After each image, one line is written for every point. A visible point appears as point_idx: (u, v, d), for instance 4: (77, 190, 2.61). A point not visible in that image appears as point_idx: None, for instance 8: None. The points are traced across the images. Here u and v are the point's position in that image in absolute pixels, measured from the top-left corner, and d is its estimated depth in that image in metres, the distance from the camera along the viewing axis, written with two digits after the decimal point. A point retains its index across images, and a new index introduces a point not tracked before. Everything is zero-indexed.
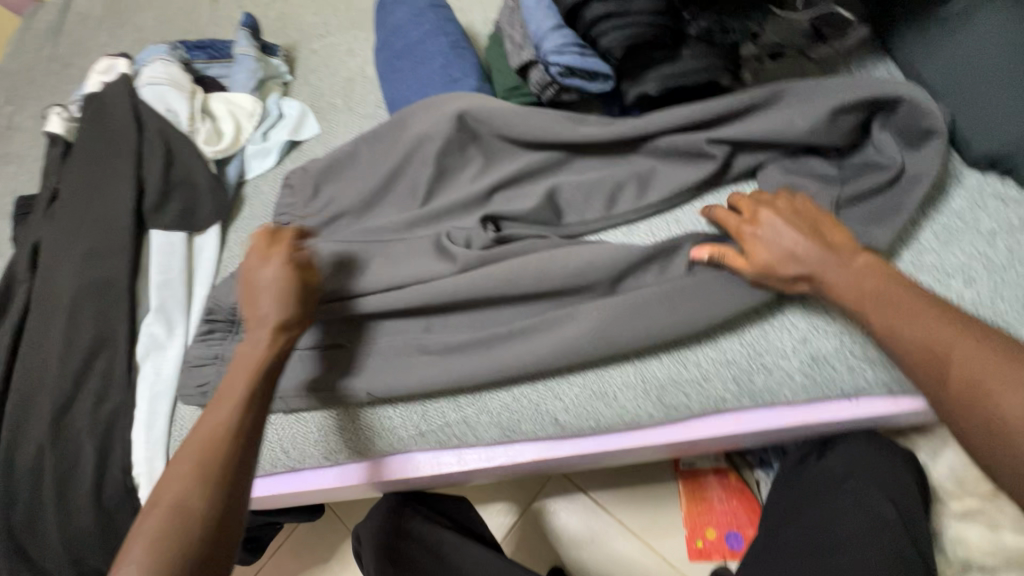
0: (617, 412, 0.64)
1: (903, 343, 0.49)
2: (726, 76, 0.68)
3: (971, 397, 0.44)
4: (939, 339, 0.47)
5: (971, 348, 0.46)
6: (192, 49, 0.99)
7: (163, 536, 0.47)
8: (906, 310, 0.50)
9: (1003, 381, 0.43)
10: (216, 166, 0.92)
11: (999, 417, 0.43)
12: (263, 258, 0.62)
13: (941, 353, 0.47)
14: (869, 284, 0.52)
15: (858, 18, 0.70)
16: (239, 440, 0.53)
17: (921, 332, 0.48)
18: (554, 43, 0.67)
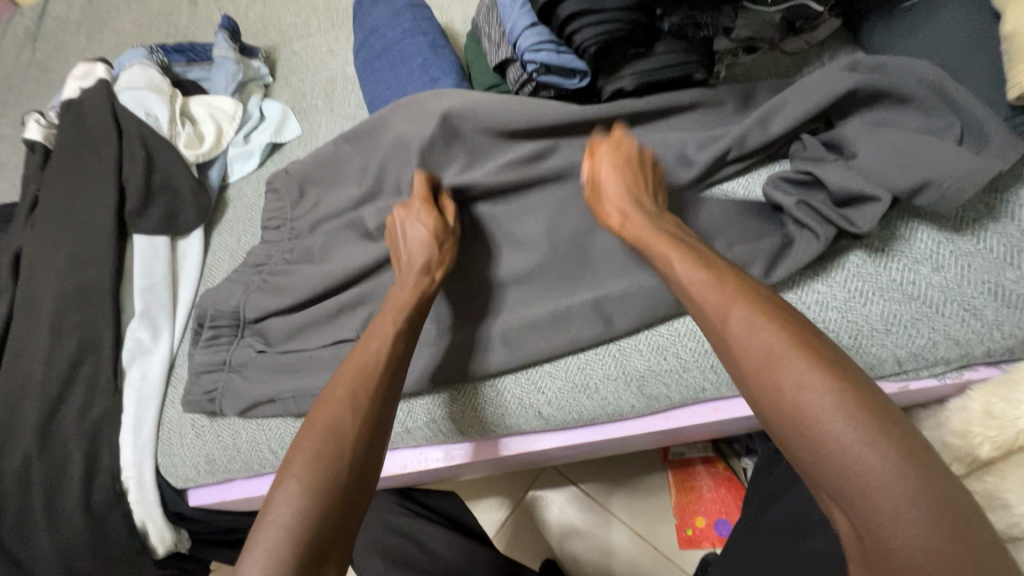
0: (599, 404, 0.65)
1: (751, 365, 0.44)
2: (699, 70, 0.69)
3: (807, 440, 0.40)
4: (782, 362, 0.43)
5: (820, 381, 0.41)
6: (171, 52, 0.98)
7: (324, 457, 0.49)
8: (743, 329, 0.46)
9: (851, 422, 0.39)
10: (198, 170, 0.92)
11: (845, 459, 0.38)
12: (406, 217, 0.69)
13: (784, 387, 0.42)
14: (710, 292, 0.49)
15: (831, 9, 0.69)
16: (371, 372, 0.56)
17: (764, 349, 0.44)
18: (531, 39, 0.68)
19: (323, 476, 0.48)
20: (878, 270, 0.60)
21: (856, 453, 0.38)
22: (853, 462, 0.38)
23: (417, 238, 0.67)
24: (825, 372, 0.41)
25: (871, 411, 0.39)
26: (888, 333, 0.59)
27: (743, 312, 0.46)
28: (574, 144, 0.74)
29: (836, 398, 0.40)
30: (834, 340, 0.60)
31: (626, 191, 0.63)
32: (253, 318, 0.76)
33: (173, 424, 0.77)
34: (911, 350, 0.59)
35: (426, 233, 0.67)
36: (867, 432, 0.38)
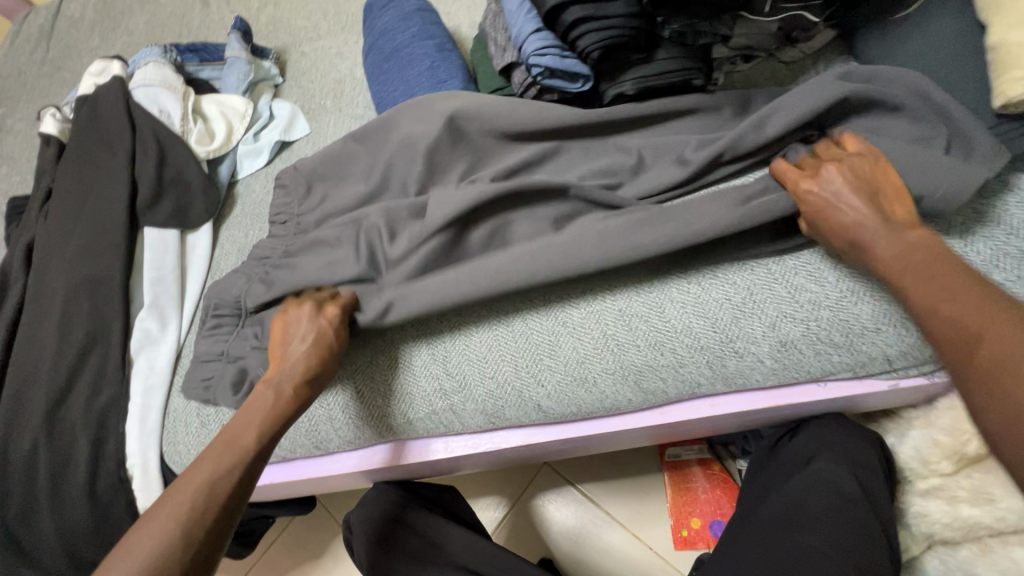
0: (597, 397, 0.67)
1: (947, 313, 0.48)
2: (698, 75, 0.72)
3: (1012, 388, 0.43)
4: (977, 322, 0.46)
5: (1012, 321, 0.45)
6: (185, 52, 1.00)
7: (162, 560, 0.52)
8: (927, 283, 0.50)
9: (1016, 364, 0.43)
10: (208, 165, 0.94)
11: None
12: (293, 338, 0.66)
13: (975, 327, 0.46)
14: (908, 256, 0.52)
15: (827, 20, 0.72)
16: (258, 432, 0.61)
17: (952, 314, 0.48)
18: (535, 45, 0.70)
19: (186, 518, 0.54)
20: None
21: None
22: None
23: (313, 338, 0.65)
24: (1007, 318, 0.45)
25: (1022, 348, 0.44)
26: (878, 331, 0.61)
27: (923, 272, 0.51)
28: (576, 145, 0.76)
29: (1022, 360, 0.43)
30: (826, 338, 0.62)
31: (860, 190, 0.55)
32: (253, 307, 0.75)
33: (177, 413, 0.78)
34: (899, 348, 0.60)
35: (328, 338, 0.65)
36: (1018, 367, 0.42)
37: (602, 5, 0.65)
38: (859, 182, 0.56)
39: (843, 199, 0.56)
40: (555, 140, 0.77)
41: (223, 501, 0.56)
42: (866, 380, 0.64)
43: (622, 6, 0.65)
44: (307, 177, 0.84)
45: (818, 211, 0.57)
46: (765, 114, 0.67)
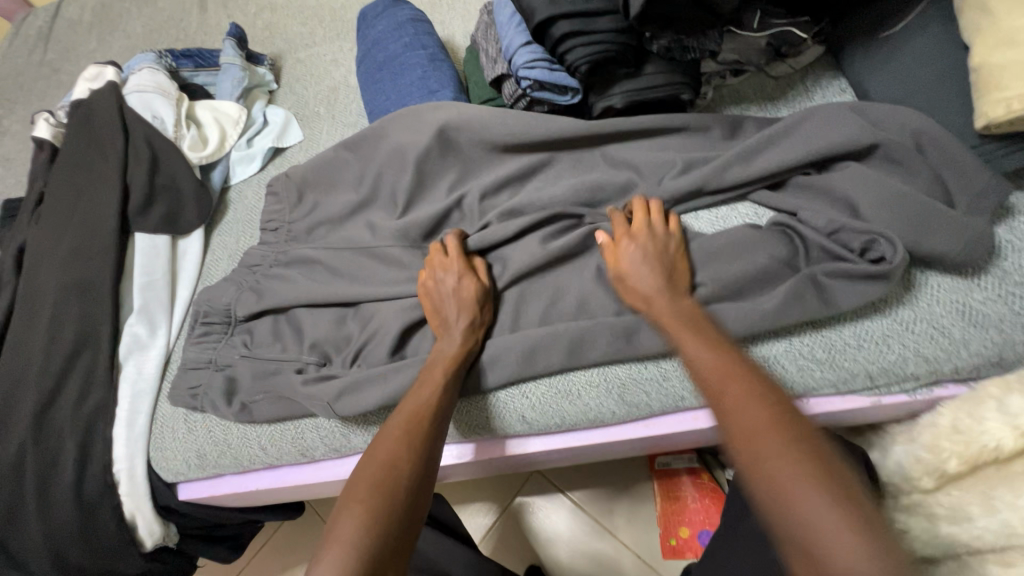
0: (581, 409, 0.67)
1: (728, 426, 0.47)
2: (684, 91, 0.72)
3: (780, 509, 0.42)
4: (753, 431, 0.46)
5: (810, 428, 0.46)
6: (179, 57, 1.01)
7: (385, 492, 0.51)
8: (734, 400, 0.49)
9: (813, 480, 0.42)
10: (201, 171, 0.94)
11: (813, 528, 0.40)
12: (449, 320, 0.66)
13: (744, 432, 0.46)
14: (702, 350, 0.54)
15: (815, 36, 0.73)
16: (441, 412, 0.59)
17: (748, 418, 0.47)
18: (525, 58, 0.71)
19: (385, 529, 0.48)
20: None
21: (817, 511, 0.40)
22: (818, 528, 0.39)
23: (455, 293, 0.67)
24: (771, 431, 0.45)
25: (829, 463, 0.43)
26: (860, 348, 0.61)
27: (742, 381, 0.50)
28: (565, 158, 0.77)
29: (812, 484, 0.41)
30: (808, 353, 0.62)
31: (659, 273, 0.62)
32: (244, 316, 0.78)
33: (165, 418, 0.79)
34: (881, 366, 0.61)
35: (466, 296, 0.67)
36: (836, 499, 0.40)
37: (590, 20, 0.65)
38: (653, 267, 0.63)
39: (640, 276, 0.63)
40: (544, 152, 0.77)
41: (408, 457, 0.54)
42: (848, 397, 0.64)
43: (611, 22, 0.66)
44: (298, 185, 0.84)
45: (623, 279, 0.64)
46: (757, 141, 0.69)
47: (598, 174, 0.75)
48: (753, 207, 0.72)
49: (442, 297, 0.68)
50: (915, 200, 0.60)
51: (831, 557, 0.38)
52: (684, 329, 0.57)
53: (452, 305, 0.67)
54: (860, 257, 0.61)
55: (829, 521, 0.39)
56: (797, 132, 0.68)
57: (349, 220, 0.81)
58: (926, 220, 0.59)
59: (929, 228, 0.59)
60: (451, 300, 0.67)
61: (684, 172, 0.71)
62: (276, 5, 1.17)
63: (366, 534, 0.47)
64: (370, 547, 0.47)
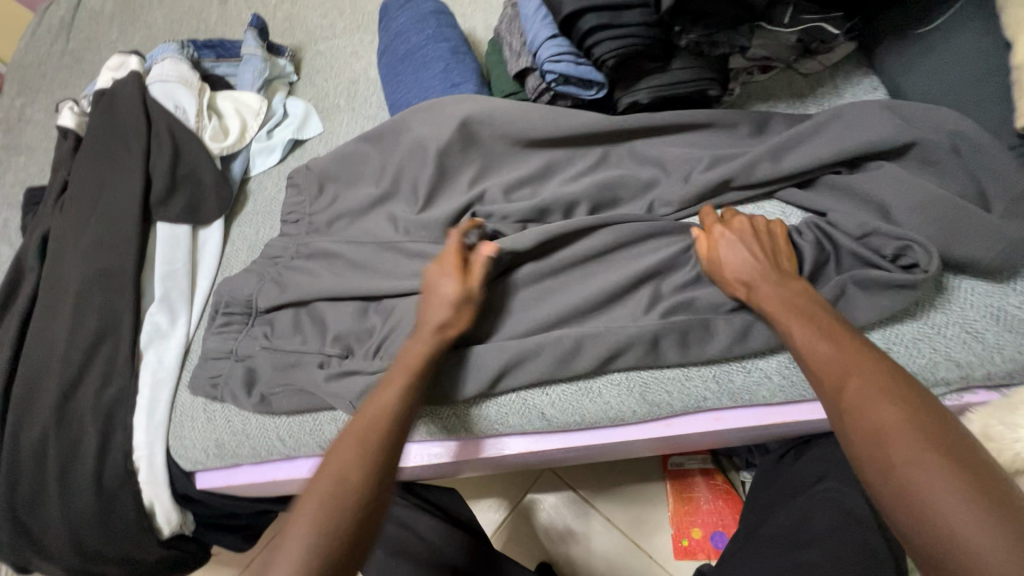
0: (601, 407, 0.66)
1: (856, 423, 0.45)
2: (712, 86, 0.71)
3: (912, 503, 0.40)
4: (887, 430, 0.43)
5: (942, 421, 0.43)
6: (201, 48, 1.00)
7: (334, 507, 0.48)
8: (862, 398, 0.45)
9: (959, 481, 0.39)
10: (221, 162, 0.95)
11: (954, 527, 0.38)
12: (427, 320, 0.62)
13: (881, 429, 0.43)
14: (823, 344, 0.51)
15: (847, 33, 0.71)
16: (404, 398, 0.56)
17: (879, 415, 0.44)
18: (551, 51, 0.70)
19: (336, 534, 0.47)
20: None
21: (960, 513, 0.38)
22: (956, 525, 0.38)
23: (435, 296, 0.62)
24: (911, 431, 0.42)
25: (970, 460, 0.40)
26: (889, 351, 0.60)
27: (861, 374, 0.47)
28: (589, 153, 0.76)
29: (951, 481, 0.39)
30: None
31: (754, 256, 0.61)
32: (265, 308, 0.78)
33: (185, 407, 0.79)
34: (911, 370, 0.59)
35: (441, 296, 0.62)
36: (980, 501, 0.38)
37: (618, 13, 0.64)
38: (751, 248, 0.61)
39: (736, 260, 0.62)
40: (567, 148, 0.76)
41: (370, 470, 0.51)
42: None
43: (639, 15, 0.65)
44: (319, 177, 0.84)
45: (722, 270, 0.63)
46: (783, 138, 0.67)
47: (622, 170, 0.74)
48: (780, 206, 0.70)
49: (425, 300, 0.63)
50: (952, 205, 0.58)
51: (976, 560, 0.36)
52: (790, 316, 0.55)
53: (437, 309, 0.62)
54: (892, 263, 0.59)
55: (962, 522, 0.37)
56: (829, 123, 0.66)
57: (369, 213, 0.80)
58: (964, 225, 0.57)
59: (966, 232, 0.57)
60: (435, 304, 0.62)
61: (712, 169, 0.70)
62: None
63: (317, 539, 0.46)
64: (318, 549, 0.45)
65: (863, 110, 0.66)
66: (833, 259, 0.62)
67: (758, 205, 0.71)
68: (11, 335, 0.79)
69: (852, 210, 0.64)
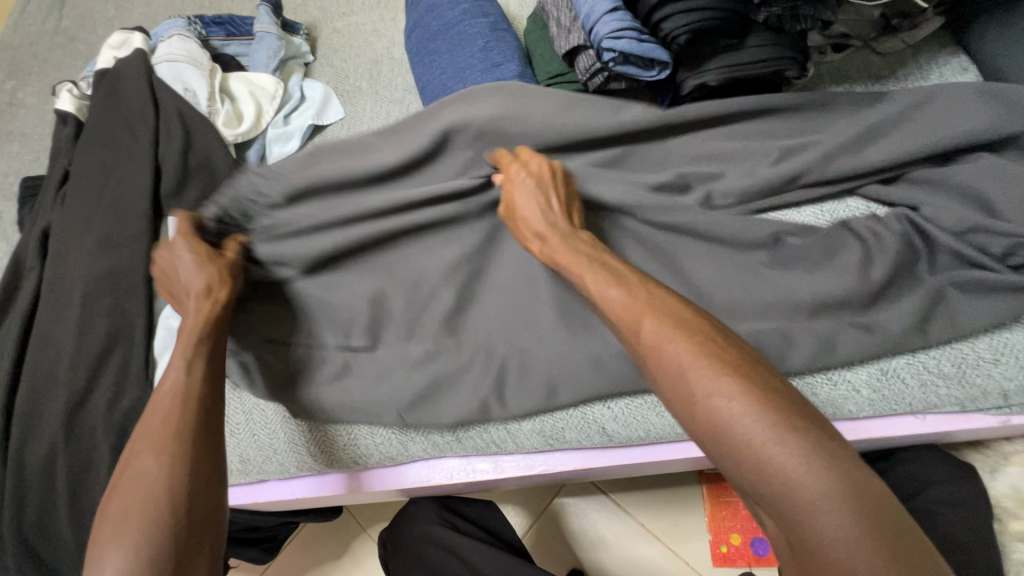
0: (668, 421, 0.61)
1: (663, 374, 0.42)
2: (791, 67, 0.64)
3: (758, 477, 0.36)
4: (703, 392, 0.39)
5: (784, 408, 0.37)
6: (209, 24, 0.92)
7: (137, 498, 0.43)
8: (664, 350, 0.42)
9: (838, 504, 0.34)
10: (235, 150, 0.87)
11: (833, 556, 0.33)
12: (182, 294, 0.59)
13: (697, 389, 0.39)
14: (633, 299, 0.46)
15: (934, 7, 0.64)
16: (200, 391, 0.50)
17: (693, 370, 0.40)
18: (610, 27, 0.62)
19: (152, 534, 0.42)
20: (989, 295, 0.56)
21: (837, 526, 0.33)
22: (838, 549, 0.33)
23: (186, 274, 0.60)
24: (732, 391, 0.38)
25: (850, 479, 0.34)
26: (996, 363, 0.55)
27: (667, 336, 0.42)
28: (648, 141, 0.69)
29: (793, 455, 0.35)
30: (933, 367, 0.56)
31: (547, 204, 0.58)
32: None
33: None
34: (1019, 383, 0.54)
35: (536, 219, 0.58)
36: (858, 516, 0.33)
37: None
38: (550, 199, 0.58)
39: (534, 210, 0.58)
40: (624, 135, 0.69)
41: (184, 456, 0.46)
42: (972, 415, 0.57)
43: None
44: None
45: (541, 238, 0.57)
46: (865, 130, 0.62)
47: (686, 159, 0.67)
48: (864, 203, 0.64)
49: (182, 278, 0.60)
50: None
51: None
52: (596, 283, 0.49)
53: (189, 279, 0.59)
54: (1002, 264, 0.55)
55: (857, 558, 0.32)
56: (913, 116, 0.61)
57: None
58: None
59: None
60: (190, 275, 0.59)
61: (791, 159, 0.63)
62: None
63: (144, 526, 0.42)
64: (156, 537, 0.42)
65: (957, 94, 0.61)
66: (927, 259, 0.57)
67: (840, 203, 0.64)
68: (12, 341, 0.73)
69: (948, 202, 0.58)
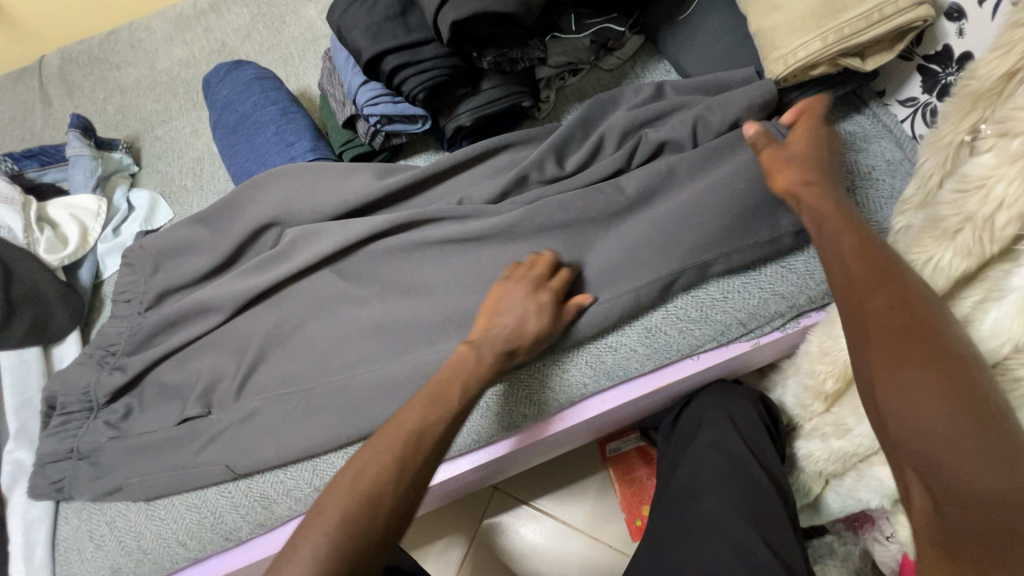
0: (494, 418, 0.68)
1: (875, 342, 0.44)
2: (526, 97, 0.76)
3: (918, 439, 0.40)
4: (904, 365, 0.42)
5: (959, 345, 0.42)
6: (21, 159, 0.95)
7: (357, 517, 0.47)
8: (879, 315, 0.44)
9: (941, 413, 0.40)
10: (66, 272, 0.90)
11: (936, 443, 0.39)
12: (507, 328, 0.62)
13: (891, 359, 0.43)
14: (839, 263, 0.49)
15: (632, 28, 0.80)
16: (434, 427, 0.54)
17: (896, 334, 0.43)
18: (365, 96, 0.73)
19: None
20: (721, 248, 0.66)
21: (937, 419, 0.40)
22: (936, 445, 0.39)
23: (517, 323, 0.62)
24: (929, 364, 0.41)
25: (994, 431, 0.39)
26: (727, 300, 0.67)
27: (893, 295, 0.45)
28: (430, 181, 0.79)
29: (955, 415, 0.39)
30: (685, 315, 0.68)
31: (523, 319, 0.62)
32: (107, 398, 0.75)
33: (69, 540, 0.72)
34: (748, 311, 0.67)
35: (531, 329, 0.62)
36: (956, 412, 0.39)
37: (415, 50, 0.68)
38: (524, 318, 0.62)
39: (508, 319, 0.63)
40: (411, 182, 0.78)
41: (382, 500, 0.48)
42: (732, 345, 0.69)
43: (436, 48, 0.69)
44: (170, 262, 0.82)
45: (484, 321, 0.64)
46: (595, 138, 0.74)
47: (464, 191, 0.78)
48: None
49: (506, 321, 0.63)
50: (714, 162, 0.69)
51: (952, 466, 0.38)
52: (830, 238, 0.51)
53: (510, 331, 0.62)
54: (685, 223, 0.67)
55: (967, 455, 0.38)
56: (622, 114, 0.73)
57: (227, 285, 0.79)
58: (742, 172, 0.66)
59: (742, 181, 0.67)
60: (517, 328, 0.62)
61: (547, 173, 0.74)
62: (125, 86, 1.14)
63: (319, 557, 0.45)
64: None
65: (640, 94, 0.76)
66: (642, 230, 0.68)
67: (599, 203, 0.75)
68: None
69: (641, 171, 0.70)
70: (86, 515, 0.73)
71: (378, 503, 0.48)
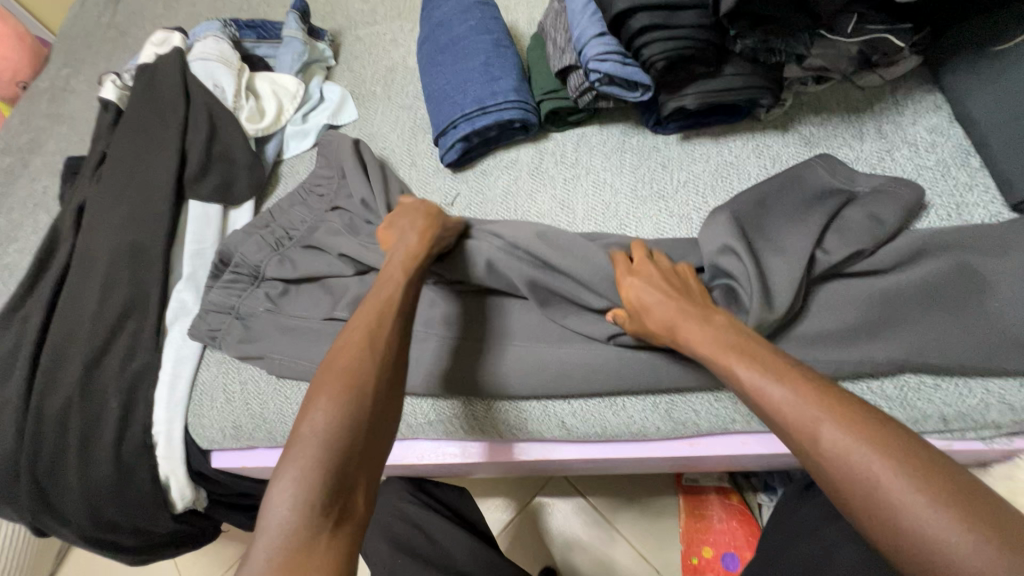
0: (623, 420, 0.64)
1: (778, 401, 0.45)
2: (766, 94, 0.68)
3: (871, 490, 0.38)
4: (820, 414, 0.42)
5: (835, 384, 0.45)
6: (243, 28, 1.01)
7: (348, 396, 0.48)
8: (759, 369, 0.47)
9: (887, 451, 0.39)
10: (255, 144, 0.95)
11: (883, 487, 0.38)
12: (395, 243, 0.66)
13: (806, 412, 0.43)
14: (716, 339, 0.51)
15: (912, 46, 0.68)
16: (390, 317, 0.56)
17: (788, 389, 0.45)
18: (597, 50, 0.67)
19: (327, 465, 0.45)
20: (957, 328, 0.56)
21: (879, 466, 0.39)
22: (886, 493, 0.38)
23: (408, 237, 0.66)
24: (842, 408, 0.42)
25: (912, 453, 0.39)
26: (937, 387, 0.57)
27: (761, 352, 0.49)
28: None
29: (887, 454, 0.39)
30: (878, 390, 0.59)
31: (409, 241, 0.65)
32: (270, 273, 0.79)
33: (205, 385, 0.79)
34: (957, 410, 0.56)
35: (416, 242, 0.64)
36: (890, 453, 0.39)
37: (671, 14, 0.62)
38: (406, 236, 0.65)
39: (401, 233, 0.67)
40: None
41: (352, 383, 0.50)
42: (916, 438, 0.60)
43: (693, 17, 0.62)
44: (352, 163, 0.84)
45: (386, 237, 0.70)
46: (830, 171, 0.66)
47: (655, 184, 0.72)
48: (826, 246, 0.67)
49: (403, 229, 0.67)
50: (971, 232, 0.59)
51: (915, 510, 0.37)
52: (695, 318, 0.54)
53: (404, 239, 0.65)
54: (918, 291, 0.58)
55: (913, 492, 0.37)
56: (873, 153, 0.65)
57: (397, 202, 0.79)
58: (999, 259, 0.57)
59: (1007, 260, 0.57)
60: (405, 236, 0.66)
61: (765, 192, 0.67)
62: None
63: (324, 431, 0.46)
64: (328, 457, 0.45)
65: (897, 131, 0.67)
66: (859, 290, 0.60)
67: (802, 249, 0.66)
68: (43, 303, 0.81)
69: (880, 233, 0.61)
70: (225, 369, 0.79)
71: (360, 374, 0.51)
